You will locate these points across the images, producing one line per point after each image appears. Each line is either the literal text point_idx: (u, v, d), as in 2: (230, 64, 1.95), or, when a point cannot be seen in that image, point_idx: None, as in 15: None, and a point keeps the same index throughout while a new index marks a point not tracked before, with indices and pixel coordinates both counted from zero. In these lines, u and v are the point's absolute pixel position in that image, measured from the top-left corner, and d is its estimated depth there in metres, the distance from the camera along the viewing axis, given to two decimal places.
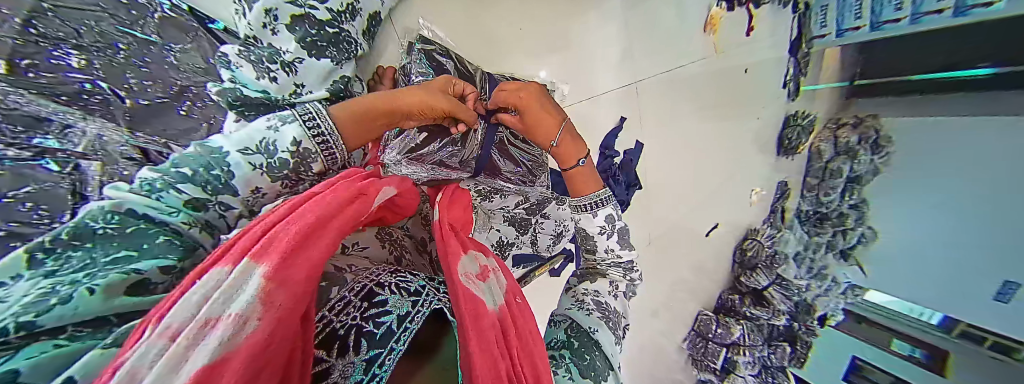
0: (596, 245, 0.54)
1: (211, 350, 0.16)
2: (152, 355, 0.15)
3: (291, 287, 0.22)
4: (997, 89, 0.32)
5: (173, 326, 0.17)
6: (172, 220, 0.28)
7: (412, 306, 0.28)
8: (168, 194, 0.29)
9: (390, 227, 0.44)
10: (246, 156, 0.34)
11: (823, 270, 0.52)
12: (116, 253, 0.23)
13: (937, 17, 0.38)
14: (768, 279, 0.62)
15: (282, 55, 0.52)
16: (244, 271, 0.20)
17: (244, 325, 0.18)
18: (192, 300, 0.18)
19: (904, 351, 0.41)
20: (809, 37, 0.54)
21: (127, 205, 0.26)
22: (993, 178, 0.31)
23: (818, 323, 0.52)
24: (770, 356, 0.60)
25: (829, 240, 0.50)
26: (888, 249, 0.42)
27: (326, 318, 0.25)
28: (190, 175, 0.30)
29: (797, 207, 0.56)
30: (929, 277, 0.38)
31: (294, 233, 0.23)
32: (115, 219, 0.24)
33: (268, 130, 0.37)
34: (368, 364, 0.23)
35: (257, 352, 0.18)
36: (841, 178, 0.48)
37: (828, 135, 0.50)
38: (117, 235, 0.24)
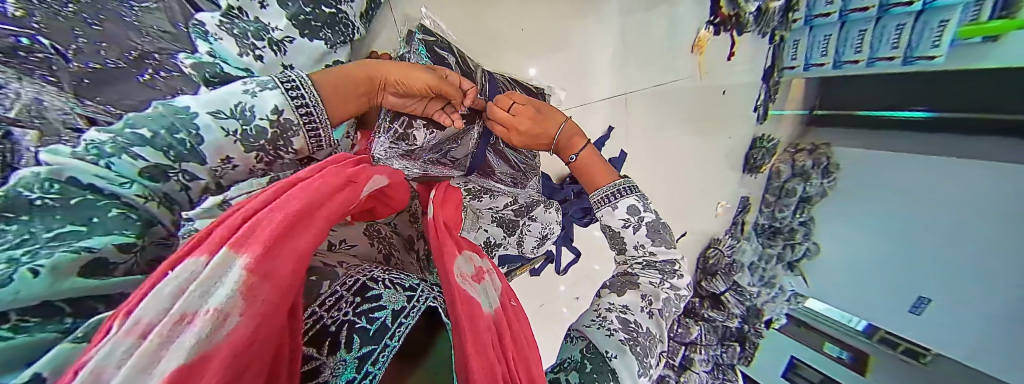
0: (624, 240, 0.52)
1: (187, 349, 0.13)
2: (120, 353, 0.12)
3: (277, 280, 0.18)
4: (948, 132, 0.51)
5: (143, 321, 0.13)
6: (124, 192, 0.21)
7: (406, 300, 0.28)
8: (121, 159, 0.21)
9: (377, 223, 0.43)
10: (218, 119, 0.25)
11: (773, 279, 0.74)
12: (60, 228, 0.17)
13: (890, 63, 0.57)
14: (725, 286, 0.81)
15: (271, 32, 0.50)
16: (223, 262, 0.16)
17: (224, 322, 0.15)
18: (164, 291, 0.14)
19: (834, 352, 0.62)
20: (781, 67, 0.72)
21: (68, 171, 0.19)
22: (935, 225, 0.51)
23: (766, 326, 0.73)
24: (722, 354, 0.77)
25: (780, 252, 0.73)
26: (826, 262, 0.65)
27: (316, 314, 0.25)
28: (150, 138, 0.22)
29: (756, 221, 0.81)
30: (854, 291, 0.61)
31: (280, 220, 0.19)
32: (56, 187, 0.18)
33: (244, 94, 0.28)
34: (361, 362, 0.23)
35: (240, 353, 0.15)
36: (795, 197, 0.72)
37: (786, 158, 0.74)
38: (59, 207, 0.18)
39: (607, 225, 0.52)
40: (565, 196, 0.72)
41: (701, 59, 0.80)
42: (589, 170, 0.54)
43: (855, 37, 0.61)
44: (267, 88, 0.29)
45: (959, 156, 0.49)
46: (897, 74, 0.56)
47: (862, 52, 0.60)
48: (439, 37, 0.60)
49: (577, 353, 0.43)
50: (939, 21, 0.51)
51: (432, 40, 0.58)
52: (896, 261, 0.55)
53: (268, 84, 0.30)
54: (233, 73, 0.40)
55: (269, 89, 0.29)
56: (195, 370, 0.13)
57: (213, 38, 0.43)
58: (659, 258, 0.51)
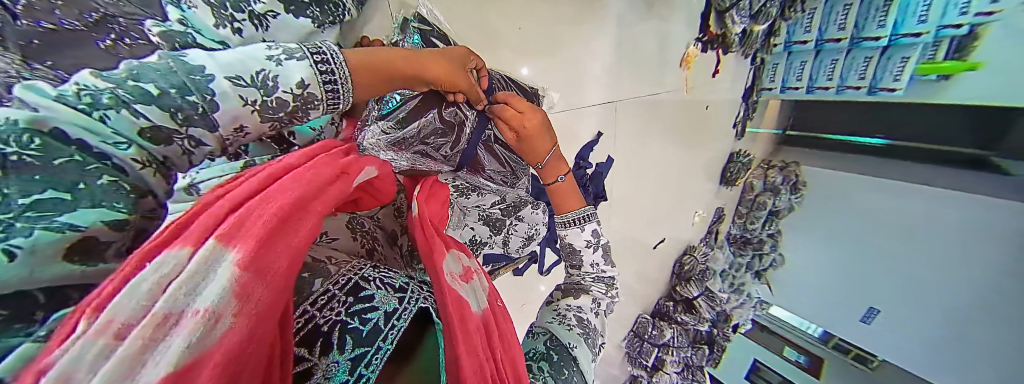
0: (582, 259, 0.54)
1: (176, 354, 0.13)
2: (91, 357, 0.11)
3: (270, 279, 0.17)
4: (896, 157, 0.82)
5: (118, 322, 0.12)
6: (120, 155, 0.16)
7: (398, 302, 0.29)
8: (119, 113, 0.16)
9: (360, 216, 0.42)
10: (237, 88, 0.20)
11: (742, 286, 0.95)
12: (38, 195, 0.13)
13: (853, 91, 0.77)
14: (699, 291, 0.92)
15: (251, 3, 0.40)
16: (213, 255, 0.15)
17: (216, 323, 0.14)
18: (143, 288, 0.13)
19: (793, 356, 0.89)
20: (762, 87, 0.90)
21: (54, 122, 0.14)
22: (875, 236, 0.82)
23: (734, 329, 0.95)
24: (693, 357, 0.90)
25: (750, 261, 0.97)
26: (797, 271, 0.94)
27: (308, 313, 0.24)
28: (156, 96, 0.17)
29: (729, 230, 1.00)
30: (821, 300, 0.88)
31: (273, 215, 0.18)
32: (34, 142, 0.13)
33: (268, 60, 0.23)
34: (353, 365, 0.24)
35: (232, 356, 0.15)
36: (763, 211, 0.95)
37: (759, 174, 0.97)
38: (37, 168, 0.13)
39: (569, 243, 0.54)
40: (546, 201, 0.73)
41: (687, 74, 0.86)
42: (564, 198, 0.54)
43: (828, 65, 0.78)
44: (295, 58, 0.24)
45: (919, 182, 0.78)
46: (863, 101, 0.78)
47: (833, 79, 0.79)
48: (434, 27, 0.58)
49: (540, 345, 0.43)
50: (901, 57, 0.70)
51: (428, 29, 0.56)
52: (859, 268, 0.83)
53: (296, 53, 0.24)
54: (209, 46, 0.33)
55: (297, 59, 0.24)
56: (186, 375, 0.13)
57: (185, 7, 0.34)
58: (611, 275, 0.55)
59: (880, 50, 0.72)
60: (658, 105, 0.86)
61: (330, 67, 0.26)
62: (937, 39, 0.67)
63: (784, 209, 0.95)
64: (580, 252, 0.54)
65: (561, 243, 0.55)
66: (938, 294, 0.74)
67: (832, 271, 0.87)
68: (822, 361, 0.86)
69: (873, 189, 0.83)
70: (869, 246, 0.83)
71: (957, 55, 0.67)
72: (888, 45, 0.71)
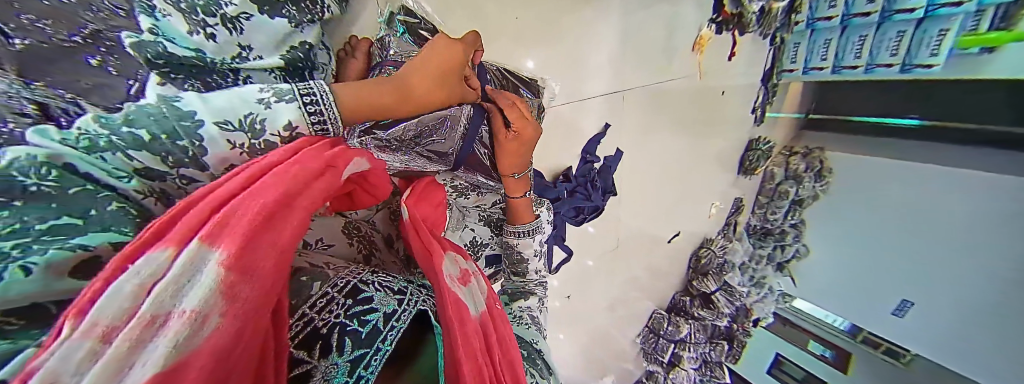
0: (528, 266, 0.59)
1: (162, 354, 0.13)
2: (79, 360, 0.11)
3: (256, 277, 0.17)
4: (915, 132, 0.76)
5: (101, 325, 0.12)
6: (123, 186, 0.18)
7: (397, 304, 0.28)
8: (115, 156, 0.18)
9: (356, 220, 0.42)
10: (226, 134, 0.22)
11: (762, 280, 0.94)
12: (52, 221, 0.14)
13: (886, 69, 0.71)
14: (717, 285, 0.92)
15: (222, 6, 0.35)
16: (195, 255, 0.15)
17: (204, 323, 0.14)
18: (125, 288, 0.13)
19: (818, 350, 0.84)
20: (783, 68, 0.84)
21: (67, 157, 0.16)
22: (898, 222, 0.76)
23: (755, 324, 0.92)
24: (710, 353, 0.90)
25: (770, 253, 0.94)
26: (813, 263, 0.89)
27: (306, 316, 0.24)
28: (148, 141, 0.19)
29: (749, 222, 0.98)
30: (841, 299, 0.84)
31: (255, 212, 0.17)
32: (52, 174, 0.15)
33: (258, 104, 0.24)
34: (352, 366, 0.23)
35: (220, 353, 0.15)
36: (787, 199, 0.91)
37: (781, 161, 0.93)
38: (55, 197, 0.15)
39: (519, 252, 0.58)
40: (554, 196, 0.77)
41: (700, 59, 0.82)
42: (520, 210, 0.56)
43: (856, 42, 0.72)
44: (284, 100, 0.25)
45: (926, 164, 0.73)
46: (896, 79, 0.72)
47: (860, 58, 0.73)
48: (422, 20, 0.57)
49: None
50: (939, 30, 0.64)
51: (413, 22, 0.55)
52: (873, 256, 0.79)
53: (286, 95, 0.25)
54: (180, 54, 0.32)
55: (286, 101, 0.25)
56: (175, 374, 0.13)
57: (160, 14, 0.32)
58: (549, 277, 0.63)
59: (915, 23, 0.66)
60: (669, 93, 0.83)
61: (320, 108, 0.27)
62: (978, 8, 0.61)
63: (808, 198, 0.90)
64: (526, 260, 0.60)
65: (507, 255, 0.60)
66: (954, 281, 0.70)
67: (848, 260, 0.83)
68: (848, 356, 0.80)
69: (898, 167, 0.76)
70: (876, 230, 0.79)
71: (1002, 25, 0.60)
72: (923, 17, 0.65)
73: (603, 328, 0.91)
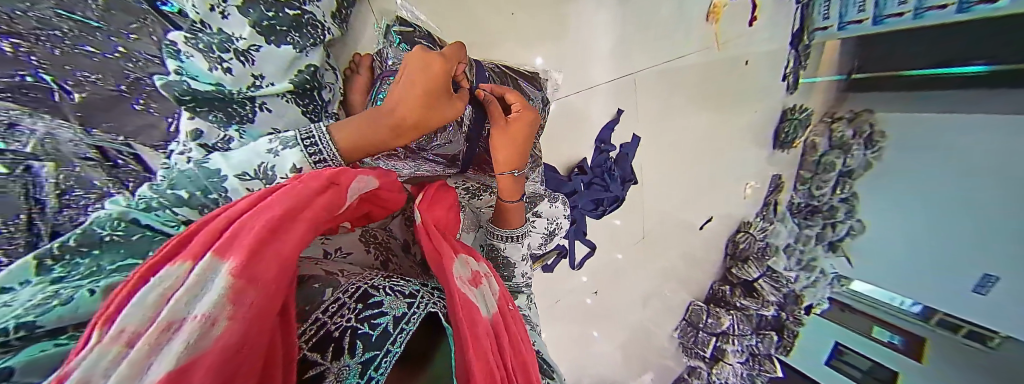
0: (514, 270, 0.59)
1: (176, 354, 0.13)
2: (106, 363, 0.12)
3: (262, 284, 0.18)
4: (981, 86, 0.46)
5: (129, 330, 0.13)
6: (173, 232, 0.24)
7: (407, 307, 0.29)
8: (165, 212, 0.25)
9: (372, 228, 0.45)
10: (244, 182, 0.28)
11: (812, 261, 0.68)
12: (119, 262, 0.21)
13: (940, 12, 0.49)
14: (759, 271, 0.79)
15: (233, 42, 0.41)
16: (208, 267, 0.17)
17: (213, 325, 0.15)
18: (148, 299, 0.15)
19: (884, 337, 0.57)
20: (812, 29, 0.64)
21: (132, 213, 0.23)
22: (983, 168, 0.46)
23: (805, 312, 0.68)
24: (758, 344, 0.76)
25: (819, 232, 0.68)
26: (869, 240, 0.59)
27: (320, 320, 0.25)
28: (186, 198, 0.26)
29: (790, 200, 0.74)
30: (908, 273, 0.55)
31: (260, 227, 0.19)
32: (120, 225, 0.22)
33: (268, 154, 0.30)
34: (363, 368, 0.24)
35: (228, 354, 0.15)
36: (835, 171, 0.65)
37: (823, 128, 0.66)
38: (123, 243, 0.22)
39: (507, 257, 0.59)
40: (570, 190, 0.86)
41: (716, 28, 0.75)
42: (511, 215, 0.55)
43: None
44: (288, 147, 0.31)
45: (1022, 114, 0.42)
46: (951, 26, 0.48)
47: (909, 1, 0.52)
48: (416, 28, 0.60)
49: None
50: None
51: (409, 31, 0.58)
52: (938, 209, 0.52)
53: (291, 142, 0.32)
54: (200, 89, 0.37)
55: (290, 148, 0.31)
56: (185, 374, 0.13)
57: (185, 57, 0.38)
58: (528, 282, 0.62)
59: None
60: (682, 71, 0.79)
61: (318, 149, 0.32)
62: None
63: (858, 169, 0.62)
64: (513, 265, 0.59)
65: (496, 259, 0.59)
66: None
67: (907, 230, 0.55)
68: (922, 343, 0.54)
69: (975, 129, 0.47)
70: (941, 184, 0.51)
71: None
72: None
73: (636, 320, 0.92)
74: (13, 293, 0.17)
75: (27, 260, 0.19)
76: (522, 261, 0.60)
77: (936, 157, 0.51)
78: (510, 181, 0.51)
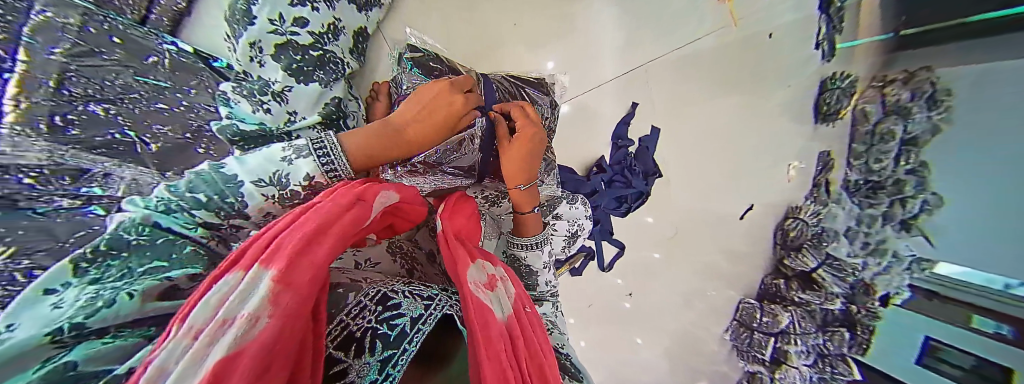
0: (538, 279, 0.58)
1: (226, 344, 0.15)
2: (178, 354, 0.15)
3: (298, 288, 0.21)
4: None
5: (196, 327, 0.16)
6: (191, 233, 0.32)
7: (423, 308, 0.31)
8: (183, 214, 0.31)
9: (400, 239, 0.48)
10: (259, 188, 0.35)
11: (881, 244, 0.55)
12: (147, 264, 0.27)
13: None
14: (817, 260, 0.64)
15: (270, 85, 0.47)
16: (256, 275, 0.19)
17: (255, 322, 0.17)
18: (210, 301, 0.18)
19: (988, 328, 0.41)
20: None
21: (154, 217, 0.29)
22: None
23: (880, 304, 0.54)
24: (826, 344, 0.61)
25: (885, 211, 0.54)
26: (948, 216, 0.46)
27: (343, 322, 0.28)
28: (204, 201, 0.32)
29: (845, 178, 0.61)
30: (999, 249, 0.40)
31: (298, 238, 0.23)
32: (145, 230, 0.28)
33: (282, 162, 0.36)
34: (382, 365, 0.26)
35: (267, 350, 0.17)
36: (894, 141, 0.53)
37: (873, 94, 0.57)
38: (146, 245, 0.28)
39: (529, 265, 0.58)
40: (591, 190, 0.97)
41: (730, 9, 0.76)
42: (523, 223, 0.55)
43: None
44: (302, 157, 0.37)
45: None
46: None
47: None
48: (426, 52, 0.63)
49: None
50: None
51: (420, 56, 0.62)
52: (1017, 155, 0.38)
53: (304, 151, 0.38)
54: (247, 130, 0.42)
55: (304, 158, 0.37)
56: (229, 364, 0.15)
57: (234, 103, 0.44)
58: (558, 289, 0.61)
59: None
60: (697, 55, 0.81)
61: (330, 159, 0.39)
62: None
63: (924, 134, 0.49)
64: (538, 272, 0.59)
65: (518, 267, 0.58)
66: None
67: (987, 195, 0.41)
68: None
69: None
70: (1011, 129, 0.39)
71: None
72: None
73: (680, 322, 0.84)
74: (63, 294, 0.22)
75: (66, 263, 0.23)
76: (546, 268, 0.59)
77: (1001, 115, 0.40)
78: (521, 195, 0.52)
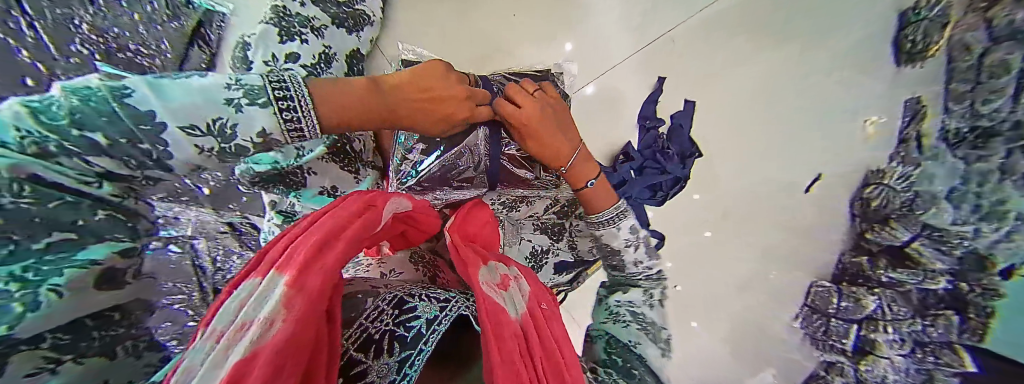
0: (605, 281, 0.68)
1: (245, 346, 0.24)
2: (206, 351, 0.24)
3: (303, 293, 0.31)
4: None
5: (218, 330, 0.26)
6: (97, 192, 0.36)
7: (439, 310, 0.44)
8: (69, 160, 0.32)
9: (422, 250, 0.63)
10: (190, 138, 0.39)
11: (999, 205, 0.40)
12: (59, 244, 0.33)
13: None
14: (910, 233, 0.51)
15: None
16: (271, 282, 0.30)
17: (269, 326, 0.27)
18: (231, 307, 0.29)
19: None
20: None
21: (31, 166, 0.29)
22: None
23: (1001, 279, 0.41)
24: (925, 330, 0.49)
25: (1002, 164, 0.39)
26: None
27: (364, 325, 0.40)
28: (106, 144, 0.34)
29: (943, 125, 0.47)
30: None
31: (303, 254, 0.33)
32: (32, 193, 0.29)
33: (230, 108, 0.40)
34: (399, 365, 0.37)
35: (280, 346, 0.26)
36: (1010, 74, 0.39)
37: (976, 19, 0.44)
38: (62, 251, 0.33)
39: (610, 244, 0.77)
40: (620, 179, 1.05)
41: None
42: (594, 197, 0.74)
43: None
44: (254, 104, 0.41)
45: None
46: None
47: None
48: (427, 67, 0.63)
49: None
50: None
51: None
52: None
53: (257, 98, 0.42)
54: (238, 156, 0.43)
55: (257, 105, 0.42)
56: (250, 358, 0.24)
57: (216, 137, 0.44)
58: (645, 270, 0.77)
59: None
60: (745, 7, 0.85)
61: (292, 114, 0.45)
62: None
63: None
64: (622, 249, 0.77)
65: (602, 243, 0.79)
66: None
67: None
68: None
69: None
70: None
71: None
72: None
73: (738, 310, 0.77)
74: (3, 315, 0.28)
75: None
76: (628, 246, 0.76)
77: None
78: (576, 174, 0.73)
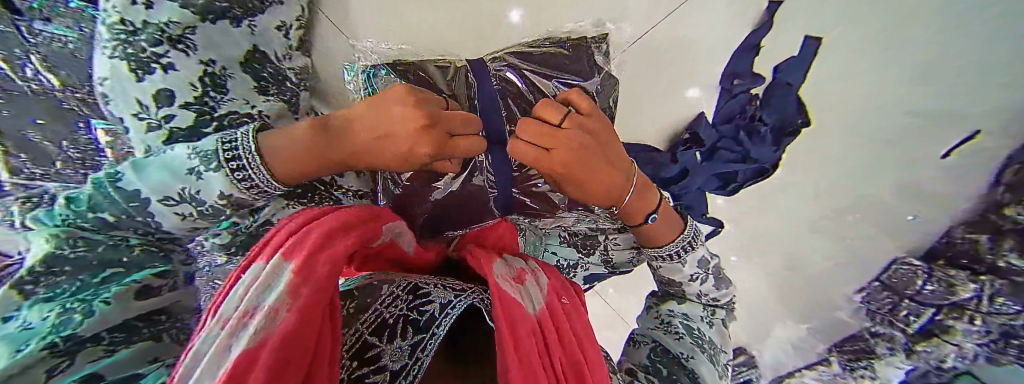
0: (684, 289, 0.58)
1: (247, 336, 0.15)
2: (206, 340, 0.15)
3: (313, 281, 0.21)
4: None
5: (224, 315, 0.17)
6: (133, 240, 0.36)
7: (453, 296, 0.33)
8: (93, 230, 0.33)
9: None
10: (167, 207, 0.32)
11: None
12: (101, 275, 0.31)
13: None
14: None
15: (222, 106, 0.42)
16: (276, 266, 0.21)
17: (274, 316, 0.17)
18: (238, 290, 0.19)
19: None
20: None
21: (71, 233, 0.32)
22: None
23: None
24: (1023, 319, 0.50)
25: None
26: None
27: (378, 309, 0.28)
28: (111, 220, 0.33)
29: None
30: None
31: (313, 236, 0.25)
32: (79, 245, 0.32)
33: (188, 175, 0.31)
34: (413, 347, 0.26)
35: (290, 339, 0.17)
36: None
37: None
38: (82, 275, 0.30)
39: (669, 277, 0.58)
40: (679, 172, 0.64)
41: None
42: (659, 232, 0.52)
43: None
44: (210, 170, 0.31)
45: None
46: None
47: None
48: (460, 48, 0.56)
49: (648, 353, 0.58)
50: None
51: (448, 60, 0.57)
52: None
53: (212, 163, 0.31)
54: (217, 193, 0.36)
55: (212, 170, 0.31)
56: (253, 355, 0.15)
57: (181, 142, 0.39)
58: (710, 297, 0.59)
59: None
60: None
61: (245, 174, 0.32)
62: None
63: None
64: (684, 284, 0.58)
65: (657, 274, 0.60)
66: None
67: None
68: None
69: None
70: None
71: None
72: None
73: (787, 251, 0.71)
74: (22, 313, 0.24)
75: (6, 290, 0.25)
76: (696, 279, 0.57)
77: None
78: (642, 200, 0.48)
